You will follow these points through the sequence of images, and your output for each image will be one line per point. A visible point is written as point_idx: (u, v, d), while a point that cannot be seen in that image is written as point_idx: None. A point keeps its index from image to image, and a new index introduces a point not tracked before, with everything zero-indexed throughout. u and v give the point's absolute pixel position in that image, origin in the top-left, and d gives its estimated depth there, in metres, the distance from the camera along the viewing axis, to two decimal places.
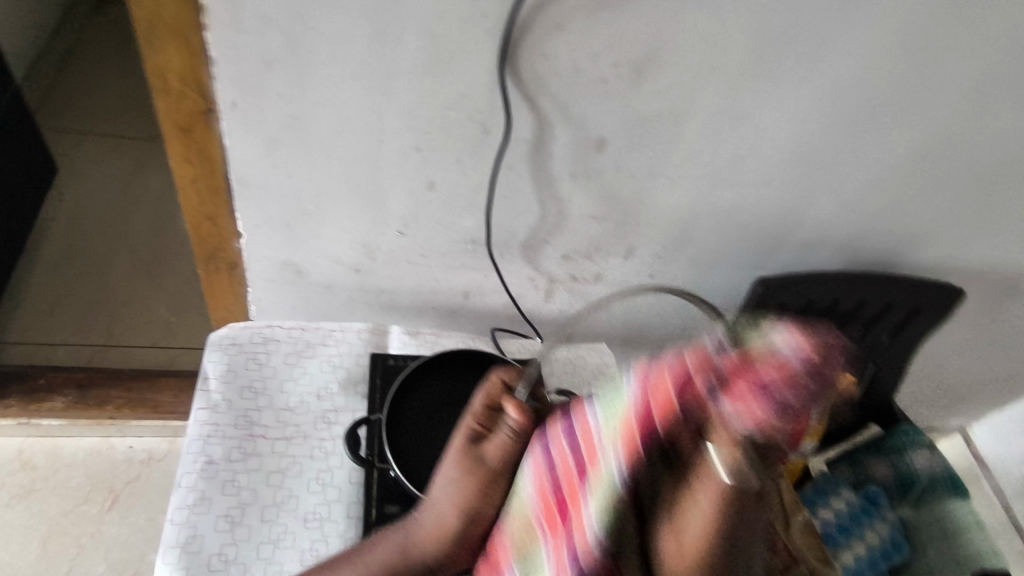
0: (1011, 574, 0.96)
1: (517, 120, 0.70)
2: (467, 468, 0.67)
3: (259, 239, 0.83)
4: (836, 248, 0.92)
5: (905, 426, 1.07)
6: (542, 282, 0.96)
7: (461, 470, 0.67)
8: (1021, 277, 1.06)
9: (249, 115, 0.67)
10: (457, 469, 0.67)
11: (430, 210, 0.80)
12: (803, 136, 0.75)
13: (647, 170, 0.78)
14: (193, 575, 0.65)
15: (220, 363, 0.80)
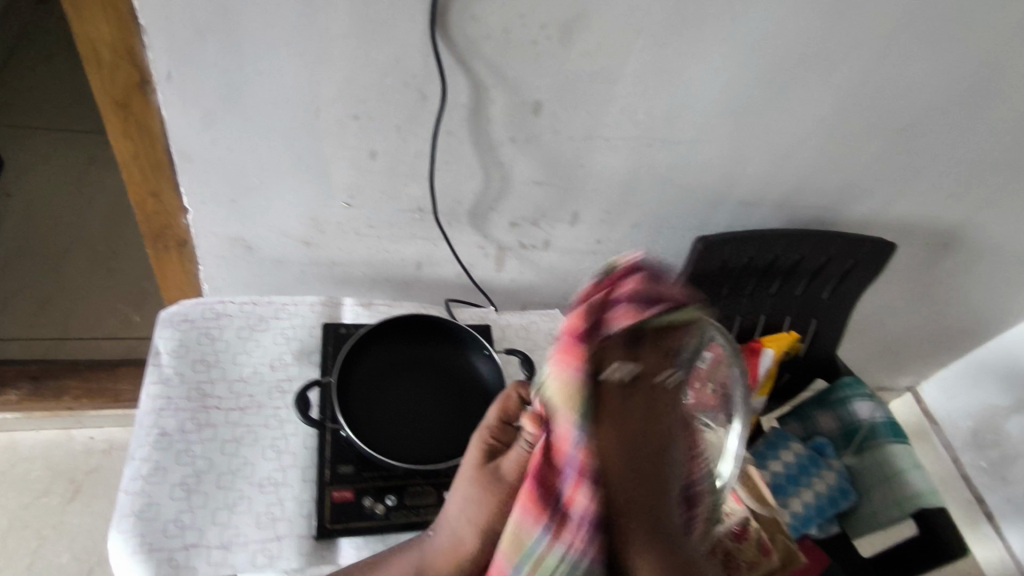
0: (944, 512, 0.99)
1: (453, 85, 0.71)
2: (484, 487, 0.60)
3: (205, 216, 0.84)
4: (776, 203, 0.97)
5: (848, 378, 1.12)
6: (492, 250, 0.98)
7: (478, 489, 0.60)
8: (951, 229, 1.12)
9: (185, 87, 0.67)
10: (476, 488, 0.61)
11: (374, 179, 0.82)
12: (732, 92, 0.78)
13: (585, 133, 0.80)
14: (149, 541, 0.67)
15: (172, 339, 0.82)
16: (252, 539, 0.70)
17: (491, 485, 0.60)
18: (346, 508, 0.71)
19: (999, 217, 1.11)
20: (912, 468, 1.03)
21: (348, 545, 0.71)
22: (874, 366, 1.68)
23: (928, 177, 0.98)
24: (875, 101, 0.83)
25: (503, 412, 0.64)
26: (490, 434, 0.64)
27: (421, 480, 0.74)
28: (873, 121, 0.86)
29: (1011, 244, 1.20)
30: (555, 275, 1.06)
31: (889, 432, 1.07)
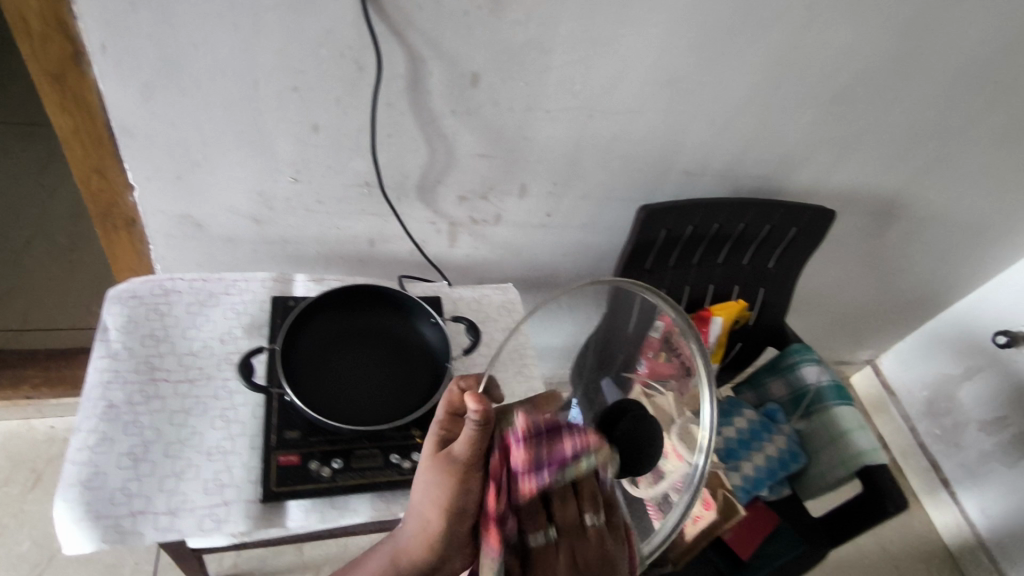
0: (884, 468, 1.02)
1: (389, 56, 0.72)
2: (444, 478, 0.57)
3: (151, 193, 0.84)
4: (717, 174, 1.00)
5: (796, 345, 1.15)
6: (443, 225, 0.99)
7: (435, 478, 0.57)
8: (893, 195, 1.16)
9: (120, 59, 0.68)
10: (434, 475, 0.57)
11: (318, 153, 0.83)
12: (667, 60, 0.80)
13: (525, 104, 0.82)
14: (94, 508, 0.68)
15: (121, 315, 0.82)
16: (199, 504, 0.71)
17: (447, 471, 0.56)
18: (293, 470, 0.72)
19: (936, 184, 1.15)
20: (856, 429, 1.06)
21: (297, 507, 0.73)
22: (832, 339, 1.73)
23: (864, 146, 1.02)
24: (806, 69, 0.86)
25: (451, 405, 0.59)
26: (444, 426, 0.60)
27: (368, 443, 0.76)
28: (805, 89, 0.89)
29: (951, 213, 1.24)
30: (508, 250, 1.08)
31: (835, 395, 1.11)
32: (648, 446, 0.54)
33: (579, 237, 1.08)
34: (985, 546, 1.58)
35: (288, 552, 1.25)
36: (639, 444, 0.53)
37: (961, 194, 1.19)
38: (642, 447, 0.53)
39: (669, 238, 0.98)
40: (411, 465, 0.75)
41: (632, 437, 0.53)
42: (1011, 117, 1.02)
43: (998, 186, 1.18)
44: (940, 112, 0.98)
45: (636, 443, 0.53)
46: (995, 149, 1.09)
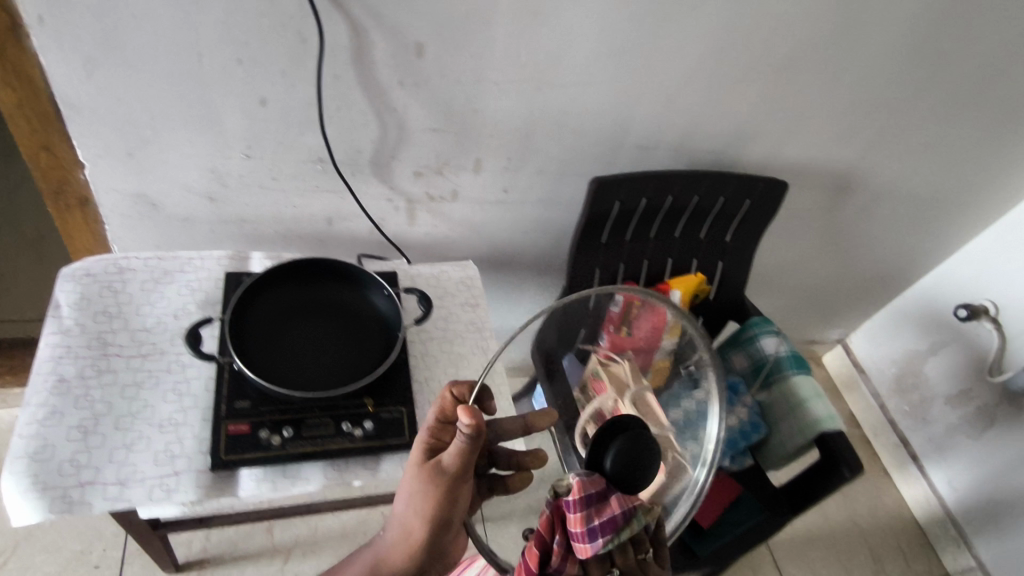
0: (841, 433, 1.03)
1: (332, 27, 0.73)
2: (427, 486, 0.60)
3: (102, 171, 0.85)
4: (671, 147, 1.02)
5: (755, 318, 1.17)
6: (400, 203, 1.00)
7: (420, 485, 0.60)
8: (848, 168, 1.18)
9: (60, 32, 0.68)
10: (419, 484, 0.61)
11: (269, 129, 0.83)
12: (611, 30, 0.81)
13: (473, 76, 0.83)
14: (42, 479, 0.68)
15: (73, 292, 0.82)
16: (150, 475, 0.71)
17: (433, 478, 0.59)
18: (242, 439, 0.73)
19: (890, 157, 1.17)
20: (813, 396, 1.08)
21: (248, 477, 0.73)
22: (801, 318, 1.75)
23: (815, 118, 1.03)
24: (751, 39, 0.87)
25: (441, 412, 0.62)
26: (432, 435, 0.63)
27: (320, 413, 0.76)
28: (752, 60, 0.90)
29: (907, 185, 1.26)
30: (469, 228, 1.09)
31: (793, 364, 1.12)
32: (643, 463, 0.53)
33: (539, 214, 1.09)
34: (952, 517, 1.60)
35: (258, 536, 1.25)
36: (635, 465, 0.53)
37: (915, 167, 1.21)
38: (641, 468, 0.53)
39: (624, 211, 1.00)
40: (362, 433, 0.76)
41: (626, 457, 0.53)
42: (958, 87, 1.04)
43: (951, 157, 1.20)
44: (887, 82, 1.00)
45: (633, 467, 0.53)
46: (945, 120, 1.11)
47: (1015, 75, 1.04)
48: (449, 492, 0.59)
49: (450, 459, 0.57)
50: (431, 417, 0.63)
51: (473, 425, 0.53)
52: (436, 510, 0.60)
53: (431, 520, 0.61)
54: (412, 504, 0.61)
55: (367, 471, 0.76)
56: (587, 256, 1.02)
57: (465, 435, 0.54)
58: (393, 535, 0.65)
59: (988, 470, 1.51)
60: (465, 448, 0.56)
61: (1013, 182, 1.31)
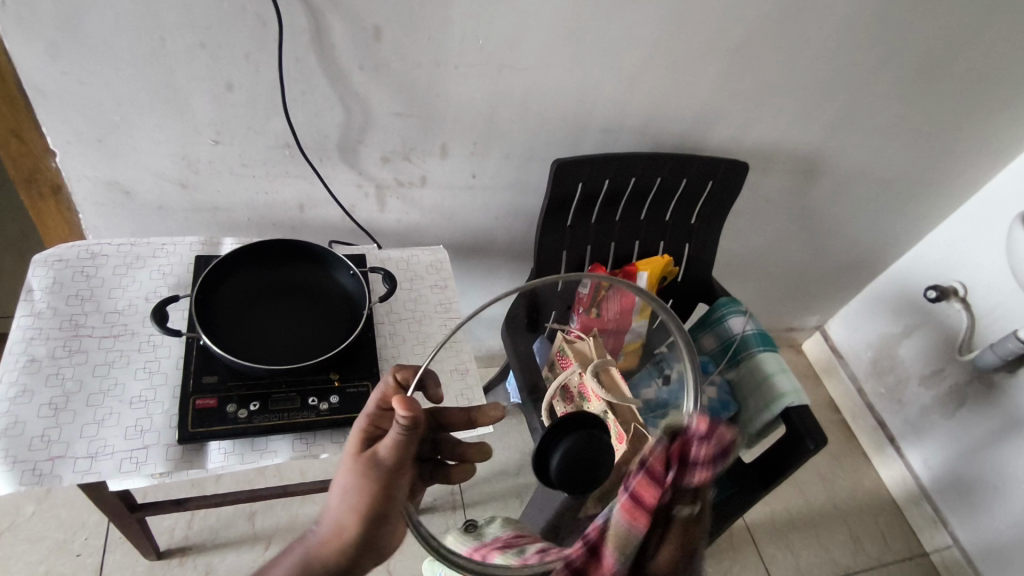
0: (805, 406, 1.07)
1: (290, 10, 0.76)
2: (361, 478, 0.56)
3: (73, 157, 0.88)
4: (634, 131, 1.04)
5: (723, 299, 1.18)
6: (370, 189, 1.02)
7: (354, 474, 0.56)
8: (813, 152, 1.20)
9: (23, 15, 0.71)
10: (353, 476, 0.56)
11: (235, 113, 0.86)
12: (564, 12, 0.84)
13: (432, 59, 0.86)
14: (12, 453, 0.69)
15: (46, 277, 0.84)
16: (119, 448, 0.73)
17: (371, 469, 0.55)
18: (209, 413, 0.75)
19: (852, 139, 1.19)
20: (779, 372, 1.09)
21: (216, 450, 0.75)
22: (780, 306, 1.77)
23: (774, 99, 1.06)
24: (702, 21, 0.90)
25: (382, 398, 0.58)
26: (371, 421, 0.59)
27: (286, 387, 0.78)
28: (705, 41, 0.93)
29: (872, 168, 1.29)
30: (439, 214, 1.11)
31: (759, 342, 1.14)
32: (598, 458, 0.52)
33: (508, 200, 1.11)
34: (928, 495, 1.63)
35: (240, 523, 1.27)
36: (580, 474, 0.51)
37: (879, 149, 1.24)
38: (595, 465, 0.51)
39: (588, 193, 1.02)
40: (328, 406, 0.78)
41: (573, 463, 0.51)
42: (912, 68, 1.07)
43: (912, 139, 1.23)
44: (842, 63, 1.03)
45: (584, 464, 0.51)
46: (903, 100, 1.13)
47: (967, 56, 1.07)
48: (383, 477, 0.54)
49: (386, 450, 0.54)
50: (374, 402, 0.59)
51: (410, 417, 0.51)
52: (367, 502, 0.55)
53: (365, 513, 0.55)
54: (346, 495, 0.56)
55: (333, 444, 0.79)
56: (553, 238, 1.05)
57: (401, 427, 0.52)
58: (323, 532, 0.57)
59: (961, 446, 1.54)
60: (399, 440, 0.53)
61: (977, 164, 1.33)
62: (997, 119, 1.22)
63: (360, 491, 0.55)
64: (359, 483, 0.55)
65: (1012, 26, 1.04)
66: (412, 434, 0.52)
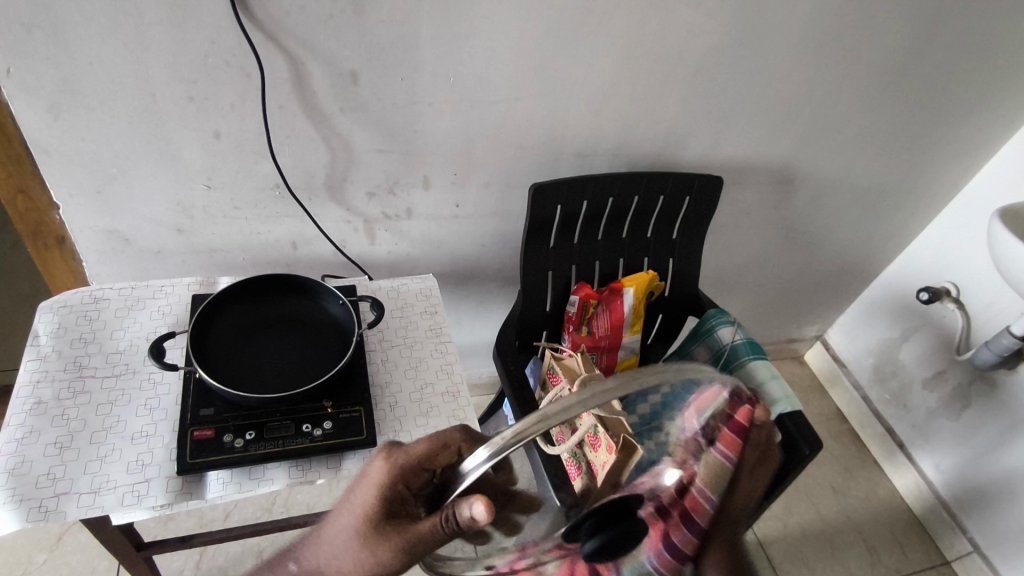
0: (796, 411, 1.04)
1: (270, 59, 0.82)
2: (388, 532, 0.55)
3: (74, 209, 0.93)
4: (609, 153, 1.08)
5: (712, 310, 1.20)
6: (359, 223, 1.07)
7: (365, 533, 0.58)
8: (788, 165, 1.24)
9: (26, 81, 0.77)
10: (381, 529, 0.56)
11: (225, 159, 0.91)
12: (528, 47, 0.90)
13: (407, 97, 0.91)
14: (20, 491, 0.72)
15: (51, 322, 0.88)
16: (121, 483, 0.76)
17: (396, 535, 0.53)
18: (206, 444, 0.78)
19: (825, 149, 1.23)
20: (769, 379, 1.08)
21: (215, 481, 0.78)
22: (777, 319, 1.77)
23: (743, 114, 1.09)
24: (663, 46, 0.95)
25: (427, 457, 0.57)
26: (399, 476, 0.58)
27: (281, 416, 0.81)
28: (667, 65, 0.98)
29: (851, 175, 1.31)
30: (428, 244, 1.15)
31: (749, 351, 1.13)
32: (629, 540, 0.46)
33: (493, 227, 1.15)
34: (943, 502, 1.59)
35: (248, 561, 1.28)
36: (624, 548, 0.46)
37: (853, 156, 1.26)
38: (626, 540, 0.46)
39: (567, 214, 1.06)
40: (321, 432, 0.81)
41: (611, 546, 0.45)
42: (874, 76, 1.11)
43: (885, 145, 1.26)
44: (804, 78, 1.07)
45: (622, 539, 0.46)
46: (870, 108, 1.17)
47: (927, 62, 1.11)
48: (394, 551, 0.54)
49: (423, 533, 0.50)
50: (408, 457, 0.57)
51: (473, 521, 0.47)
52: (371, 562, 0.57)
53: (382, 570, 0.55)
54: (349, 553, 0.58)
55: (329, 470, 0.81)
56: (537, 260, 1.08)
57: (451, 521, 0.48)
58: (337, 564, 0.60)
59: (969, 450, 1.52)
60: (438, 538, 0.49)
61: (953, 165, 1.36)
62: (965, 120, 1.25)
63: (375, 560, 0.56)
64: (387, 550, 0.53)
65: (964, 31, 1.08)
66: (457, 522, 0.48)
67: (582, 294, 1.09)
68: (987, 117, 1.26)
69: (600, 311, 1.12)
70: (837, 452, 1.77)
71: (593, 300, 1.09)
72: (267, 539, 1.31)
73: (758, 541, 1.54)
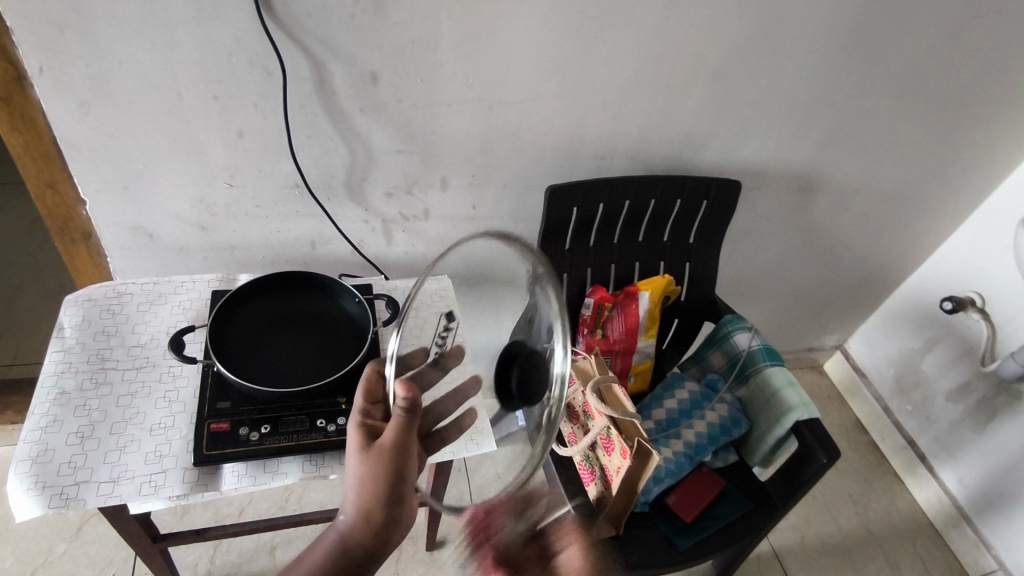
0: (814, 418, 1.02)
1: (293, 59, 0.83)
2: (368, 458, 0.62)
3: (102, 205, 0.95)
4: (627, 156, 1.08)
5: (728, 315, 1.19)
6: (376, 223, 1.08)
7: (366, 468, 0.62)
8: (808, 170, 1.22)
9: (57, 79, 0.80)
10: (365, 461, 0.62)
11: (248, 157, 0.93)
12: (547, 49, 0.90)
13: (426, 97, 0.92)
14: (41, 479, 0.74)
15: (75, 315, 0.90)
16: (140, 473, 0.77)
17: (380, 456, 0.61)
18: (222, 436, 0.79)
19: (846, 155, 1.21)
20: (786, 385, 1.07)
21: (231, 473, 0.79)
22: (797, 326, 1.75)
23: (762, 117, 1.09)
24: (683, 49, 0.95)
25: (369, 392, 0.65)
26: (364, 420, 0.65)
27: (296, 411, 0.82)
28: (686, 67, 0.97)
29: (873, 181, 1.29)
30: (444, 245, 1.16)
31: (767, 357, 1.13)
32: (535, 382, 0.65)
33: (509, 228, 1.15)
34: (965, 516, 1.55)
35: (260, 557, 1.30)
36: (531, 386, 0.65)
37: (875, 162, 1.25)
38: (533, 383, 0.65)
39: (583, 215, 1.06)
40: (335, 428, 0.81)
41: (525, 380, 0.65)
42: (897, 81, 1.09)
43: (909, 151, 1.24)
44: (824, 82, 1.06)
45: (526, 381, 0.65)
46: (894, 113, 1.15)
47: (952, 67, 1.09)
48: (402, 455, 0.62)
49: (388, 437, 0.60)
50: (359, 400, 0.65)
51: (410, 399, 0.57)
52: (385, 486, 0.63)
53: (385, 493, 0.64)
54: (361, 488, 0.64)
55: (342, 465, 0.81)
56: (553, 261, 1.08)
57: (400, 411, 0.58)
58: (350, 519, 0.66)
59: (992, 465, 1.48)
60: (404, 427, 0.59)
61: (982, 171, 1.33)
62: (992, 127, 1.23)
63: (376, 483, 0.63)
64: (378, 469, 0.62)
65: (990, 34, 1.06)
66: (411, 410, 0.58)
67: (596, 296, 1.08)
68: (1014, 124, 1.23)
69: (615, 314, 1.10)
70: (856, 464, 1.73)
71: (608, 303, 1.08)
72: (280, 536, 1.33)
73: (774, 552, 1.52)
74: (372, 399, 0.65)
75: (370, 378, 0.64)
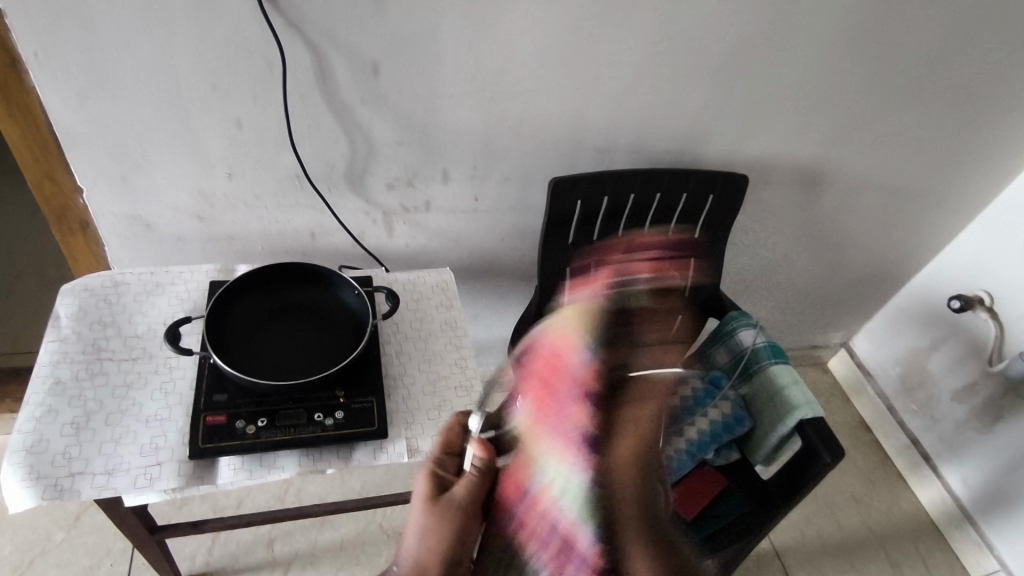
0: (818, 418, 1.00)
1: (293, 48, 0.81)
2: (439, 513, 0.77)
3: (99, 194, 0.94)
4: (632, 149, 1.06)
5: (733, 312, 1.17)
6: (377, 215, 1.06)
7: (435, 516, 0.77)
8: (816, 166, 1.20)
9: (53, 66, 0.78)
10: (432, 516, 0.77)
11: (247, 148, 0.92)
12: (552, 40, 0.88)
13: (428, 88, 0.90)
14: (35, 470, 0.73)
15: (72, 305, 0.89)
16: (135, 465, 0.76)
17: (450, 509, 0.77)
18: (218, 429, 0.78)
19: (855, 150, 1.19)
20: (790, 384, 1.06)
21: (226, 466, 0.78)
22: (802, 323, 1.73)
23: (770, 111, 1.07)
24: (691, 41, 0.93)
25: (446, 442, 0.79)
26: (434, 472, 0.79)
27: (293, 405, 0.80)
28: (693, 60, 0.95)
29: (882, 177, 1.27)
30: (446, 237, 1.14)
31: (771, 355, 1.11)
32: None
33: (512, 222, 1.14)
34: (969, 517, 1.54)
35: (259, 549, 1.29)
36: None
37: (884, 158, 1.23)
38: None
39: (587, 209, 1.04)
40: (333, 422, 0.80)
41: None
42: (909, 76, 1.07)
43: (920, 147, 1.22)
44: (834, 78, 1.04)
45: None
46: (905, 109, 1.13)
47: (965, 61, 1.07)
48: (471, 506, 0.78)
49: (463, 491, 0.78)
50: (435, 450, 0.80)
51: (485, 457, 0.76)
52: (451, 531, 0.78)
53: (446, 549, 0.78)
54: (426, 534, 0.78)
55: (340, 460, 0.81)
56: (554, 256, 1.07)
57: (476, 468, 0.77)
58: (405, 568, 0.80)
59: (996, 467, 1.46)
60: (478, 482, 0.78)
61: (993, 167, 1.31)
62: (1004, 123, 1.20)
63: (446, 526, 0.77)
64: (447, 519, 0.77)
65: (1005, 30, 1.04)
66: (483, 471, 0.77)
67: None
68: None
69: None
70: (859, 463, 1.72)
71: None
72: (279, 527, 1.32)
73: (774, 551, 1.51)
74: (449, 451, 0.80)
75: (451, 430, 0.79)
